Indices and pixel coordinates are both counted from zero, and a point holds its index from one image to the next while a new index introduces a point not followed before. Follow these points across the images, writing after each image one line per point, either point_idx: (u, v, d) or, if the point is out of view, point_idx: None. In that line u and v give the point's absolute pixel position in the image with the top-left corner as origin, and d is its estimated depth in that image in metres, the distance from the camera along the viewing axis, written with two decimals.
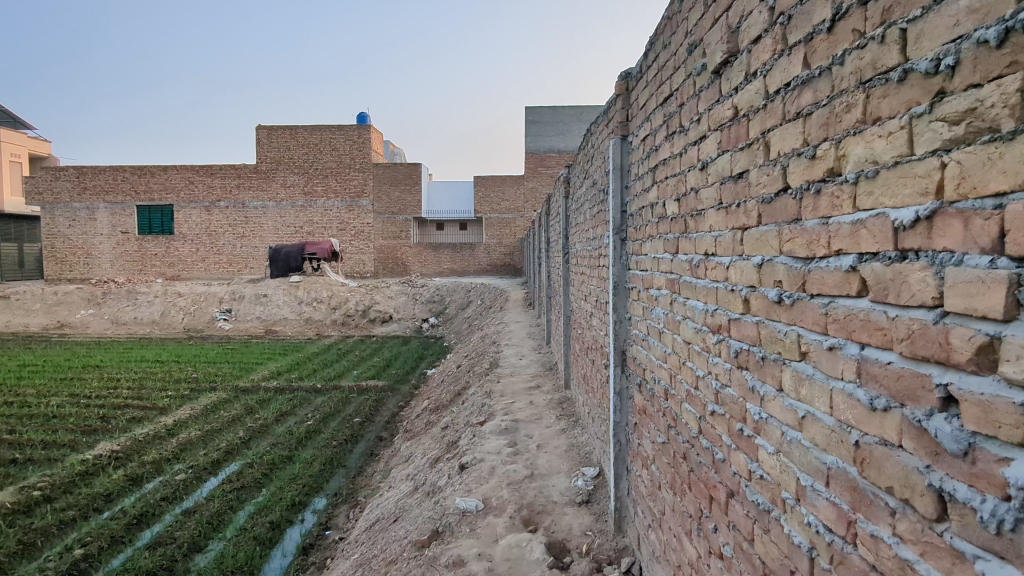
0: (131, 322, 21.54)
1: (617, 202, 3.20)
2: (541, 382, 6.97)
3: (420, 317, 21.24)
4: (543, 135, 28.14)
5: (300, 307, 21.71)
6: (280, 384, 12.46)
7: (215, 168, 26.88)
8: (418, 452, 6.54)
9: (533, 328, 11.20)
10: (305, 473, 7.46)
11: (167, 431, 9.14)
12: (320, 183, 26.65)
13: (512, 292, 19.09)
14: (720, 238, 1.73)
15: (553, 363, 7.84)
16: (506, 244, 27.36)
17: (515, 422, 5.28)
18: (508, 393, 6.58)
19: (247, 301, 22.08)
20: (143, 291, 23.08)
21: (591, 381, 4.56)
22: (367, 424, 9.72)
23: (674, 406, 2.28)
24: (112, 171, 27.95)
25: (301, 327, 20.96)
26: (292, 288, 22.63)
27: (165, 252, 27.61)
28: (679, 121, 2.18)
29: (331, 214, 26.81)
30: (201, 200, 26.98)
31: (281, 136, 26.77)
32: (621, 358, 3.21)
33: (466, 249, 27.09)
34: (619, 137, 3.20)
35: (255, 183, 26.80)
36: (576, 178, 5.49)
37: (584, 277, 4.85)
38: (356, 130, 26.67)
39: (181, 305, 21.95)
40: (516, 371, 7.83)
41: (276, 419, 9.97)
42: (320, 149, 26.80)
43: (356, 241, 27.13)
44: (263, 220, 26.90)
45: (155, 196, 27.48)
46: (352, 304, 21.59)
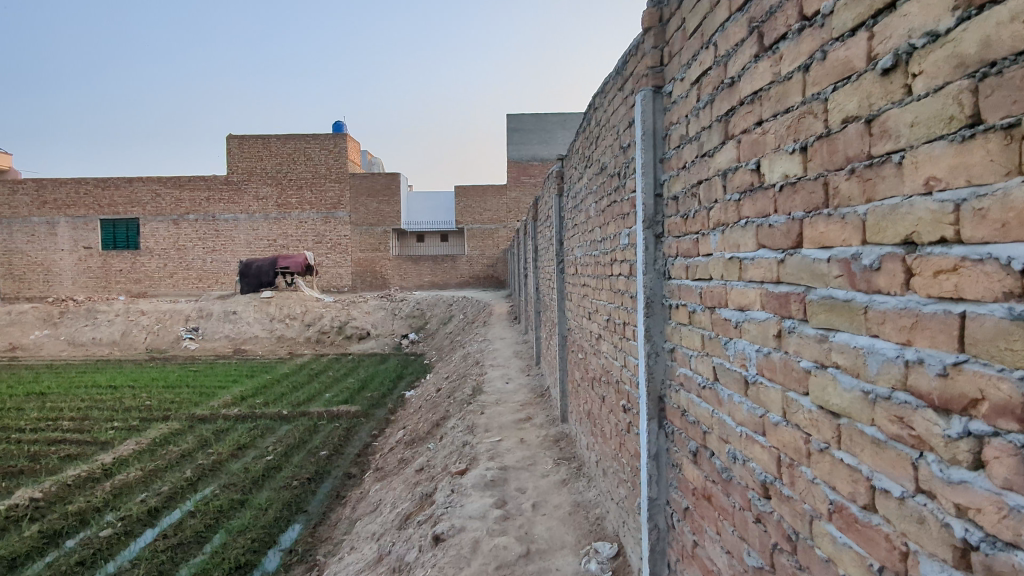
0: (90, 343, 20.28)
1: (649, 181, 2.23)
2: (531, 412, 5.96)
3: (399, 333, 20.17)
4: (526, 143, 27.27)
5: (271, 325, 20.56)
6: (240, 411, 11.31)
7: (183, 180, 25.70)
8: (388, 500, 5.51)
9: (520, 346, 10.13)
10: (257, 524, 6.33)
11: (104, 472, 7.96)
12: (294, 194, 25.55)
13: (496, 305, 18.06)
14: (992, 198, 0.75)
15: (545, 387, 6.83)
16: (489, 255, 26.35)
17: (504, 471, 4.27)
18: (494, 428, 5.55)
19: (215, 318, 20.92)
20: (103, 309, 21.83)
21: (600, 423, 3.57)
22: (335, 458, 8.62)
23: (790, 516, 1.30)
24: (73, 184, 26.64)
25: (272, 345, 19.82)
26: (263, 304, 21.44)
27: (130, 268, 26.30)
28: (800, 10, 1.22)
29: (307, 226, 25.75)
30: (169, 213, 25.77)
31: (252, 146, 25.70)
32: (659, 406, 2.24)
33: (447, 261, 26.05)
34: (650, 89, 2.22)
35: (226, 195, 25.64)
36: (572, 169, 4.57)
37: (588, 290, 3.89)
38: (332, 139, 25.66)
39: (144, 324, 20.79)
40: (502, 399, 6.79)
41: (232, 454, 8.80)
42: (294, 160, 25.73)
43: (333, 254, 25.99)
44: (235, 234, 25.70)
45: (119, 209, 26.18)
46: (327, 321, 20.49)
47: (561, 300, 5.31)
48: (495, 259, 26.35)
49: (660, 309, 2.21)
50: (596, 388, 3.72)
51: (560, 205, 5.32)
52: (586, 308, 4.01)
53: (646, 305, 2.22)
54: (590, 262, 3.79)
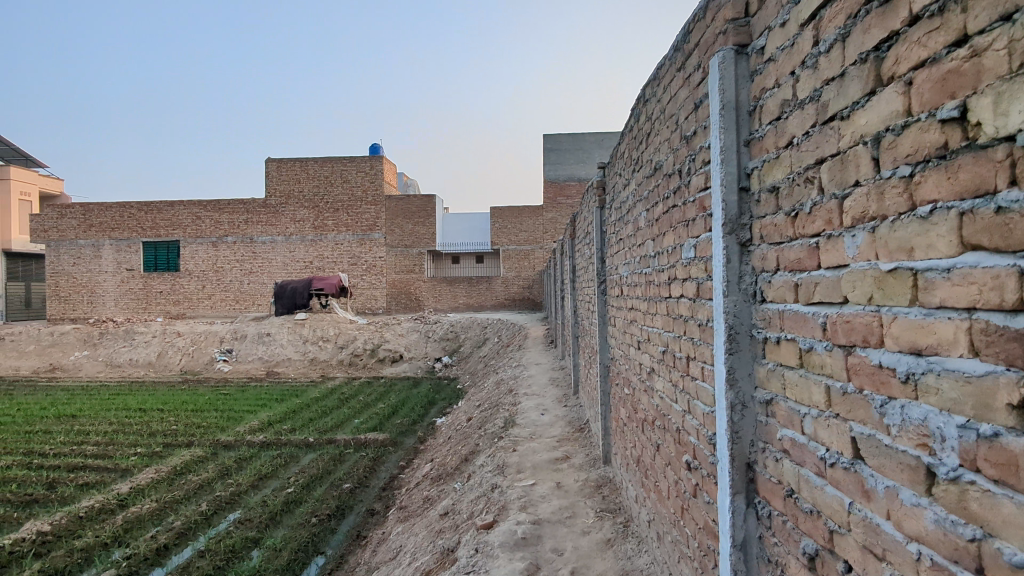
0: (127, 364, 20.58)
1: (730, 171, 1.65)
2: (570, 451, 5.34)
3: (432, 356, 19.74)
4: (562, 163, 26.79)
5: (304, 347, 20.42)
6: (266, 437, 11.01)
7: (223, 203, 26.05)
8: (409, 547, 4.95)
9: (556, 372, 9.52)
10: (269, 567, 5.84)
11: (118, 503, 7.65)
12: (330, 216, 25.60)
13: (532, 328, 17.46)
14: None
15: (584, 421, 6.20)
16: (524, 277, 25.82)
17: (537, 525, 3.68)
18: (527, 469, 4.94)
19: (249, 340, 20.93)
20: (141, 330, 22.19)
21: (654, 477, 2.96)
22: (359, 492, 8.13)
23: None
24: (118, 208, 27.31)
25: (305, 368, 19.66)
26: (296, 326, 21.34)
27: (169, 290, 26.67)
28: None
29: (342, 248, 25.70)
30: (208, 235, 26.12)
31: (290, 169, 25.96)
32: (747, 477, 1.64)
33: (482, 283, 25.60)
34: (733, 48, 1.65)
35: (263, 218, 25.86)
36: (616, 175, 4.03)
37: (637, 315, 3.31)
38: (368, 162, 25.73)
39: (179, 345, 21.00)
40: (537, 433, 6.18)
41: (252, 485, 8.40)
42: (331, 182, 25.86)
43: (368, 276, 25.85)
44: (272, 256, 25.84)
45: (161, 232, 26.67)
46: (359, 343, 20.23)
47: (603, 324, 4.72)
48: (531, 280, 25.80)
49: (747, 343, 1.62)
50: (648, 433, 3.11)
51: (601, 218, 4.78)
52: (633, 335, 3.42)
53: (728, 339, 1.63)
54: (639, 282, 3.21)
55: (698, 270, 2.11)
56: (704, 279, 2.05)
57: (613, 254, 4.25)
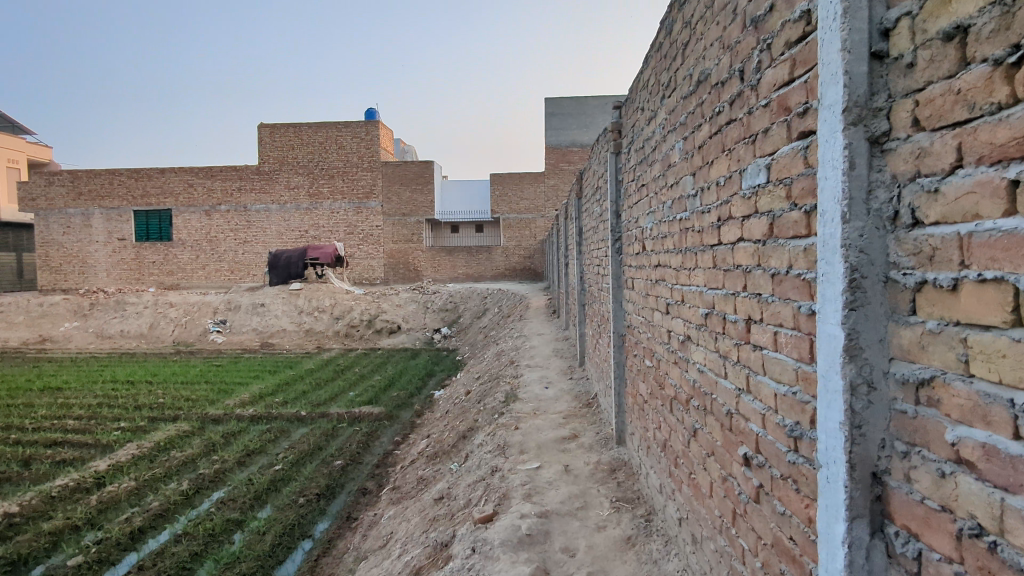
0: (117, 335, 20.21)
1: (858, 27, 1.07)
2: (578, 429, 4.82)
3: (431, 327, 19.25)
4: (564, 128, 25.94)
5: (300, 317, 19.95)
6: (256, 411, 10.59)
7: (215, 170, 25.32)
8: (400, 535, 4.46)
9: (560, 343, 9.00)
10: (251, 552, 5.37)
11: (95, 482, 7.19)
12: (325, 184, 24.90)
13: (533, 298, 16.90)
14: None
15: (592, 396, 5.70)
16: (525, 246, 25.19)
17: (544, 519, 3.17)
18: (531, 450, 4.43)
19: (243, 311, 20.50)
20: (132, 301, 21.73)
21: (689, 469, 2.43)
22: (351, 470, 7.69)
23: None
24: (108, 175, 26.59)
25: (300, 339, 19.22)
26: (291, 296, 20.84)
27: (162, 260, 26.10)
28: None
29: (338, 217, 25.04)
30: (201, 203, 25.47)
31: (283, 135, 25.19)
32: (871, 494, 1.08)
33: (482, 252, 24.98)
34: None
35: (257, 186, 25.18)
36: (638, 109, 3.44)
37: (667, 270, 2.76)
38: (364, 127, 24.92)
39: (172, 316, 20.60)
40: (540, 409, 5.68)
41: (239, 463, 7.95)
42: (326, 149, 25.10)
43: (365, 245, 25.24)
44: (266, 225, 25.21)
45: (153, 200, 26.00)
46: (356, 314, 19.74)
47: (618, 286, 4.16)
48: (532, 250, 25.18)
49: (881, 292, 1.05)
50: (681, 414, 2.57)
51: (616, 165, 4.19)
52: (660, 299, 2.89)
53: (849, 285, 1.07)
54: (671, 230, 2.64)
55: (774, 197, 1.53)
56: (783, 210, 1.48)
57: (631, 202, 3.69)
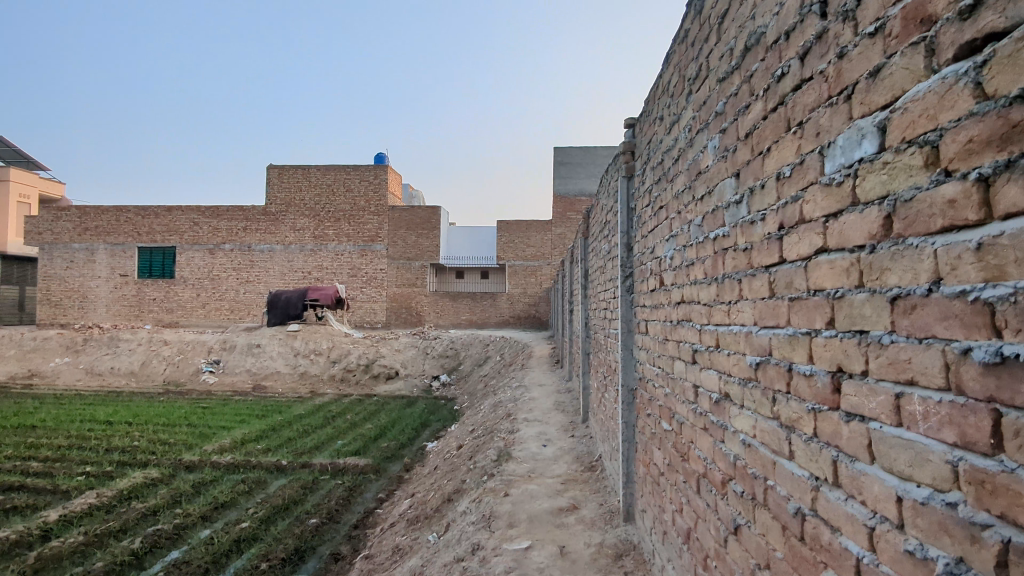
0: (107, 372, 19.62)
1: None
2: (578, 499, 4.13)
3: (430, 374, 18.56)
4: (573, 177, 25.73)
5: (295, 360, 19.31)
6: (234, 459, 9.87)
7: (222, 209, 25.17)
8: None
9: (561, 395, 8.30)
10: None
11: (40, 536, 6.46)
12: (331, 226, 24.64)
13: (536, 347, 16.26)
14: None
15: (595, 459, 5.02)
16: (531, 294, 24.62)
17: None
18: (521, 525, 3.75)
19: (238, 351, 19.93)
20: (126, 337, 21.20)
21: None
22: (326, 530, 6.92)
23: None
24: (114, 212, 26.50)
25: (294, 382, 18.53)
26: (288, 338, 20.29)
27: (163, 297, 25.68)
28: None
29: (343, 259, 24.67)
30: (205, 242, 25.22)
31: (292, 176, 25.10)
32: None
33: (486, 299, 24.41)
34: None
35: (262, 226, 24.97)
36: (657, 118, 2.89)
37: (693, 308, 2.15)
38: (372, 170, 24.82)
39: (165, 355, 20.02)
40: (536, 471, 5.00)
41: (203, 518, 7.18)
42: (333, 191, 24.97)
43: (367, 288, 24.74)
44: (269, 265, 24.84)
45: (157, 237, 25.80)
46: (353, 358, 19.09)
47: (627, 330, 3.55)
48: (538, 298, 24.59)
49: None
50: (714, 502, 1.91)
51: (627, 190, 3.62)
52: (685, 344, 2.27)
53: None
54: (700, 256, 2.04)
55: (894, 170, 0.94)
56: (917, 188, 0.89)
57: (645, 230, 3.12)
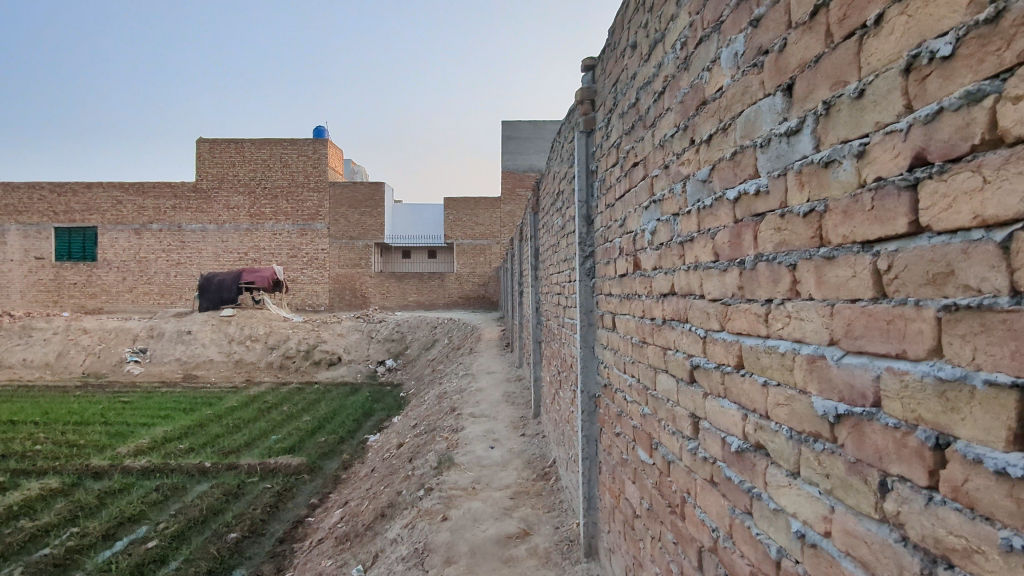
0: (19, 365, 18.02)
1: None
2: (529, 521, 3.49)
3: (374, 360, 17.68)
4: (522, 152, 24.85)
5: (229, 347, 18.08)
6: (149, 462, 8.87)
7: (147, 185, 23.38)
8: None
9: (510, 385, 7.64)
10: None
11: None
12: (268, 203, 23.20)
13: (486, 329, 15.55)
14: None
15: (549, 466, 4.38)
16: (480, 274, 23.84)
17: None
18: (461, 563, 3.09)
19: (166, 339, 18.57)
20: (41, 326, 19.52)
21: None
22: (248, 545, 6.11)
23: None
24: (26, 189, 24.30)
25: (228, 371, 17.34)
26: (221, 324, 19.00)
27: (84, 282, 23.82)
28: None
29: (281, 239, 23.31)
30: (130, 221, 23.42)
31: (224, 151, 23.44)
32: None
33: (434, 279, 23.51)
34: None
35: (193, 204, 23.34)
36: (628, 46, 2.18)
37: (691, 303, 1.48)
38: (311, 144, 23.39)
39: (84, 344, 18.49)
40: (482, 481, 4.34)
41: (103, 537, 6.25)
42: (269, 166, 23.44)
43: (308, 269, 23.48)
44: (202, 245, 23.30)
45: (76, 217, 23.82)
46: (292, 344, 18.00)
47: (588, 321, 2.88)
48: (487, 278, 23.85)
49: None
50: None
51: (586, 146, 2.91)
52: (677, 353, 1.60)
53: None
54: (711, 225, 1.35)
55: None
56: None
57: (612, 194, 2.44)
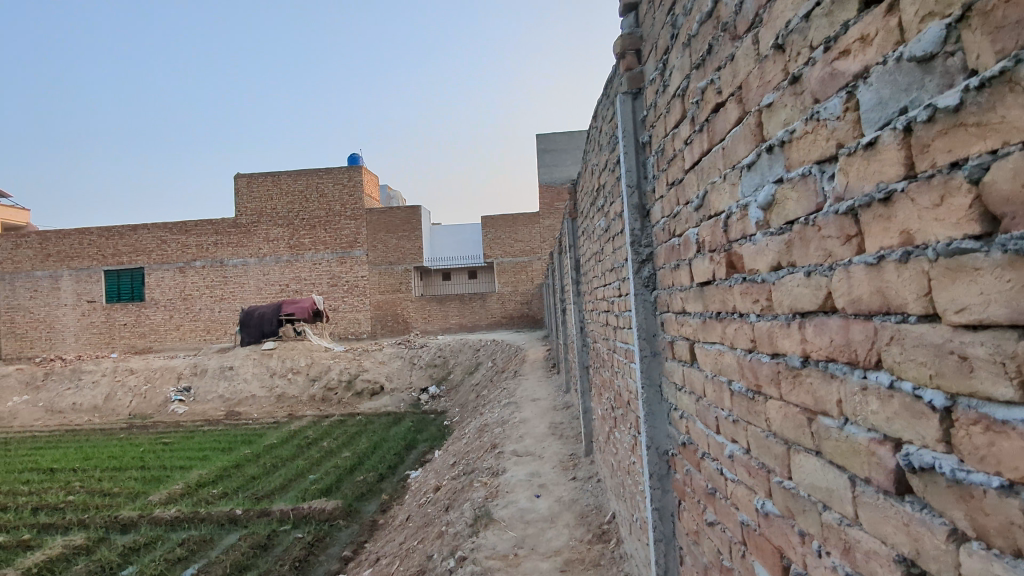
0: (69, 410, 18.12)
1: None
2: None
3: (417, 387, 17.06)
4: (558, 164, 24.16)
5: (271, 381, 17.76)
6: (180, 511, 8.37)
7: (189, 224, 23.57)
8: None
9: (557, 415, 6.84)
10: None
11: None
12: (307, 234, 23.06)
13: (531, 349, 14.76)
14: None
15: (607, 521, 3.58)
16: (522, 292, 23.07)
17: None
18: None
19: (209, 376, 18.37)
20: (89, 369, 19.64)
21: None
22: None
23: None
24: (77, 234, 24.83)
25: (271, 406, 16.98)
26: (263, 357, 18.74)
27: (134, 322, 24.06)
28: None
29: (321, 268, 23.10)
30: (175, 260, 23.62)
31: (261, 185, 23.47)
32: None
33: (475, 299, 22.86)
34: None
35: (233, 239, 23.37)
36: None
37: (891, 331, 0.72)
38: (346, 173, 23.21)
39: (131, 385, 18.47)
40: (526, 546, 3.58)
41: None
42: (306, 197, 23.35)
43: (350, 297, 23.10)
44: (244, 280, 23.25)
45: (123, 259, 24.15)
46: (334, 375, 17.55)
47: (652, 347, 2.08)
48: (530, 295, 23.06)
49: None
50: None
51: (633, 111, 2.13)
52: (851, 430, 0.82)
53: None
54: (971, 142, 0.58)
55: None
56: None
57: (677, 165, 1.67)
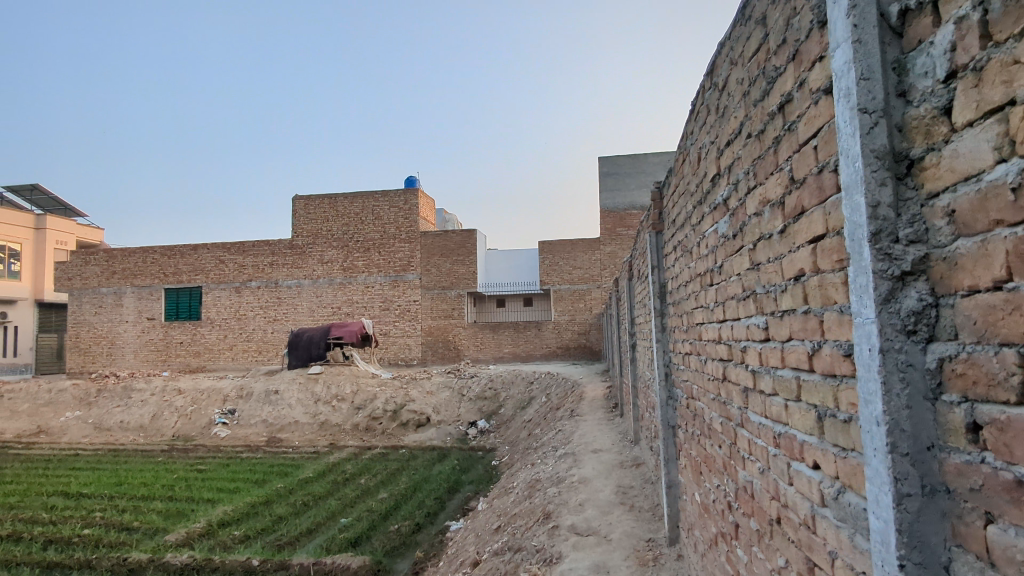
0: (116, 428, 17.84)
1: None
2: None
3: (465, 420, 15.93)
4: (620, 188, 23.02)
5: (315, 407, 17.03)
6: (193, 556, 7.46)
7: (247, 244, 23.46)
8: None
9: (625, 475, 5.59)
10: None
11: None
12: (361, 257, 22.59)
13: (589, 385, 13.45)
14: None
15: None
16: (580, 321, 21.72)
17: None
18: None
19: (254, 400, 17.79)
20: (140, 388, 19.41)
21: None
22: None
23: None
24: (141, 252, 25.13)
25: (313, 434, 16.19)
26: (309, 382, 18.07)
27: (189, 340, 23.97)
28: None
29: (373, 292, 22.50)
30: (232, 280, 23.51)
31: (318, 207, 23.24)
32: None
33: (530, 328, 21.72)
34: None
35: (288, 261, 23.07)
36: None
37: None
38: (402, 196, 22.70)
39: (177, 405, 18.07)
40: None
41: None
42: (362, 220, 22.94)
43: (401, 322, 22.33)
44: (297, 301, 22.80)
45: (183, 278, 24.24)
46: (379, 404, 16.65)
47: (924, 480, 0.90)
48: (588, 325, 21.67)
49: None
50: None
51: None
52: None
53: None
54: None
55: None
56: None
57: None
